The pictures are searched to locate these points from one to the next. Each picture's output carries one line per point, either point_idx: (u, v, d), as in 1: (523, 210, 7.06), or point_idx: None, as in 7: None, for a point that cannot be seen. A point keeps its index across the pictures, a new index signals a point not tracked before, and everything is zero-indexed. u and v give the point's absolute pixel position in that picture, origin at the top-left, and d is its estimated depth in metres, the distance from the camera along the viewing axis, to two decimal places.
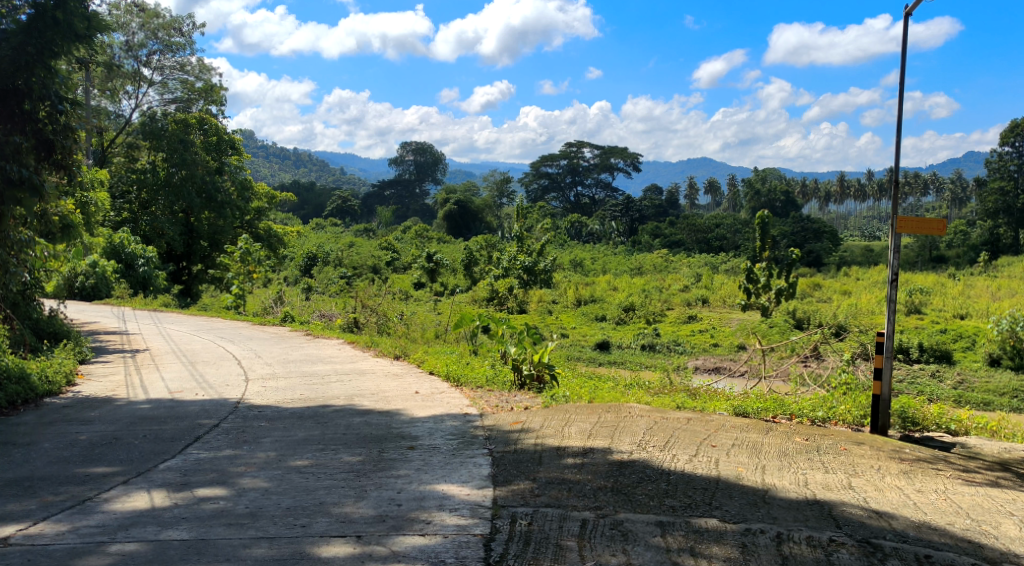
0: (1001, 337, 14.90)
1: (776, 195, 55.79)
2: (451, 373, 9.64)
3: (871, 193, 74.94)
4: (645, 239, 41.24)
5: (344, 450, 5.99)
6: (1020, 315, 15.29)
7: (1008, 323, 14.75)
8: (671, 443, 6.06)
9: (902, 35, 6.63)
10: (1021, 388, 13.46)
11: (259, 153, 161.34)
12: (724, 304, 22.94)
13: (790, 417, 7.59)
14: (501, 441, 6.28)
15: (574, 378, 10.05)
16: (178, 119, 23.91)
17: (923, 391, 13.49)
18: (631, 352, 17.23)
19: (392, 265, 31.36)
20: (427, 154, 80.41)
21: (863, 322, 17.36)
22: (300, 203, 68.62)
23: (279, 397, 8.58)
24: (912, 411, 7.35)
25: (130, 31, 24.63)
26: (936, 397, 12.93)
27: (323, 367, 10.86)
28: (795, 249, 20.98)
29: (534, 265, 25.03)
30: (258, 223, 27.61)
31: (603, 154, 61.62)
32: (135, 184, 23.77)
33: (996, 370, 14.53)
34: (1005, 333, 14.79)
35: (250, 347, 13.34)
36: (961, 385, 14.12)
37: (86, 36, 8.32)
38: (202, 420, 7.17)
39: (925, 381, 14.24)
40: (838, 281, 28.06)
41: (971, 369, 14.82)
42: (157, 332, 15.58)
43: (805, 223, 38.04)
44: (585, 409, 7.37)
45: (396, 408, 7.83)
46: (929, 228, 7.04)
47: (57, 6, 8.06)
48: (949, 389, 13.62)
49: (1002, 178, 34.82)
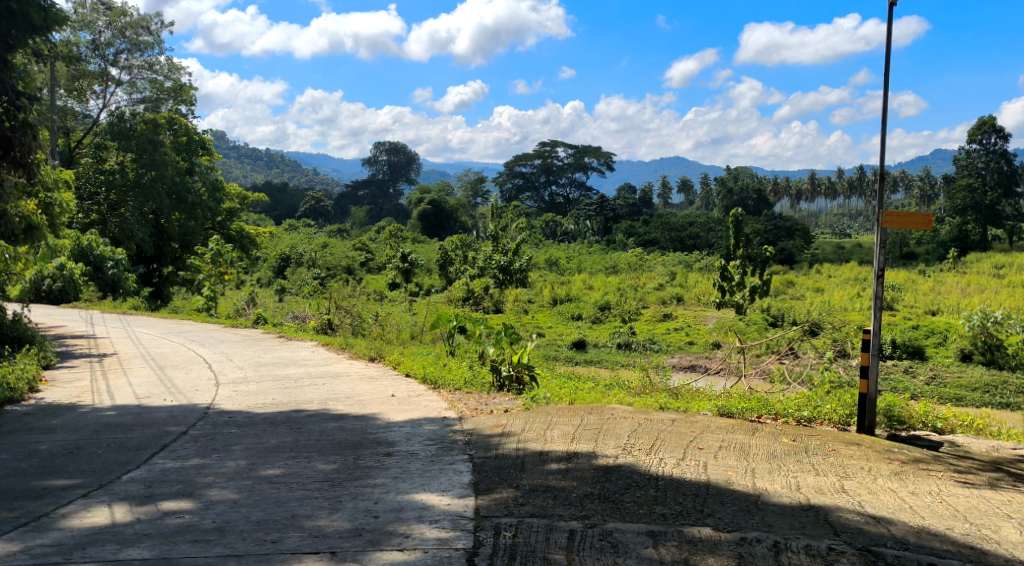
0: (972, 333, 14.92)
1: (748, 193, 56.05)
2: (429, 375, 9.39)
3: (842, 191, 75.63)
4: (620, 237, 41.26)
5: (318, 458, 5.73)
6: (992, 311, 15.32)
7: (979, 319, 14.76)
8: (658, 446, 5.88)
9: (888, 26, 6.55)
10: (993, 382, 13.48)
11: (230, 154, 159.44)
12: (699, 303, 22.93)
13: (774, 417, 7.46)
14: (481, 446, 6.06)
15: (554, 379, 9.86)
16: (148, 119, 23.49)
17: (896, 388, 13.47)
18: (608, 351, 17.08)
19: (366, 265, 31.09)
20: (400, 155, 79.76)
21: (837, 319, 17.33)
22: (272, 204, 67.72)
23: (251, 402, 8.29)
24: (897, 409, 7.27)
25: (96, 29, 24.06)
26: (909, 394, 12.96)
27: (296, 371, 10.56)
28: (768, 247, 20.86)
29: (509, 264, 24.87)
30: (229, 224, 27.11)
31: (577, 154, 61.43)
32: (104, 186, 23.13)
33: (968, 366, 14.55)
34: (976, 329, 14.81)
35: (221, 350, 12.99)
36: (934, 381, 14.12)
37: (44, 28, 8.02)
38: (169, 427, 6.89)
39: (898, 376, 14.33)
40: (812, 278, 28.19)
41: (943, 364, 14.84)
42: (125, 335, 15.16)
43: (778, 221, 38.23)
44: (566, 412, 7.18)
45: (372, 413, 7.58)
46: (914, 222, 6.93)
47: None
48: (923, 384, 13.66)
49: (970, 175, 35.20)
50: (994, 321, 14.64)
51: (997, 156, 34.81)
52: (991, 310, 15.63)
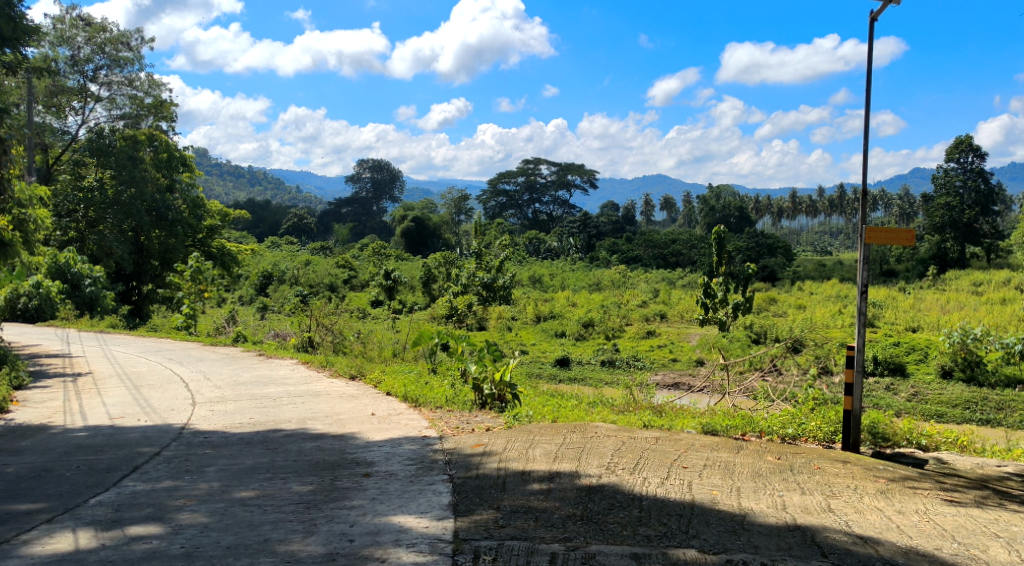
0: (952, 349, 14.95)
1: (730, 211, 56.34)
2: (410, 393, 9.26)
3: (823, 209, 76.19)
4: (603, 255, 41.29)
5: (294, 479, 5.58)
6: (972, 328, 15.36)
7: (959, 335, 14.80)
8: (641, 464, 5.78)
9: (868, 41, 6.65)
10: (974, 399, 13.49)
11: (213, 171, 158.75)
12: (682, 319, 22.91)
13: (759, 434, 7.39)
14: (462, 466, 5.94)
15: (537, 396, 9.76)
16: (127, 135, 23.33)
17: (878, 405, 13.45)
18: (591, 369, 16.99)
19: (349, 283, 30.96)
20: (384, 172, 79.59)
21: (819, 336, 17.35)
22: (255, 222, 67.29)
23: (227, 422, 8.12)
24: (882, 426, 7.22)
25: (75, 45, 23.84)
26: (891, 410, 12.94)
27: (276, 389, 10.38)
28: (750, 264, 20.90)
29: (493, 281, 24.79)
30: (210, 241, 26.84)
31: (560, 172, 61.58)
32: (82, 203, 22.80)
33: (948, 383, 14.56)
34: (956, 345, 14.84)
35: (199, 368, 12.79)
36: (915, 397, 14.14)
37: (13, 39, 8.14)
38: (142, 448, 6.72)
39: (880, 393, 14.32)
40: (794, 296, 28.28)
41: (924, 381, 14.84)
42: (102, 354, 14.89)
43: (760, 239, 38.40)
44: (549, 430, 7.08)
45: (351, 432, 7.44)
46: (898, 238, 6.93)
47: None
48: (904, 401, 13.67)
49: (948, 193, 35.54)
50: (974, 338, 14.69)
51: (974, 175, 35.17)
52: (970, 326, 15.68)
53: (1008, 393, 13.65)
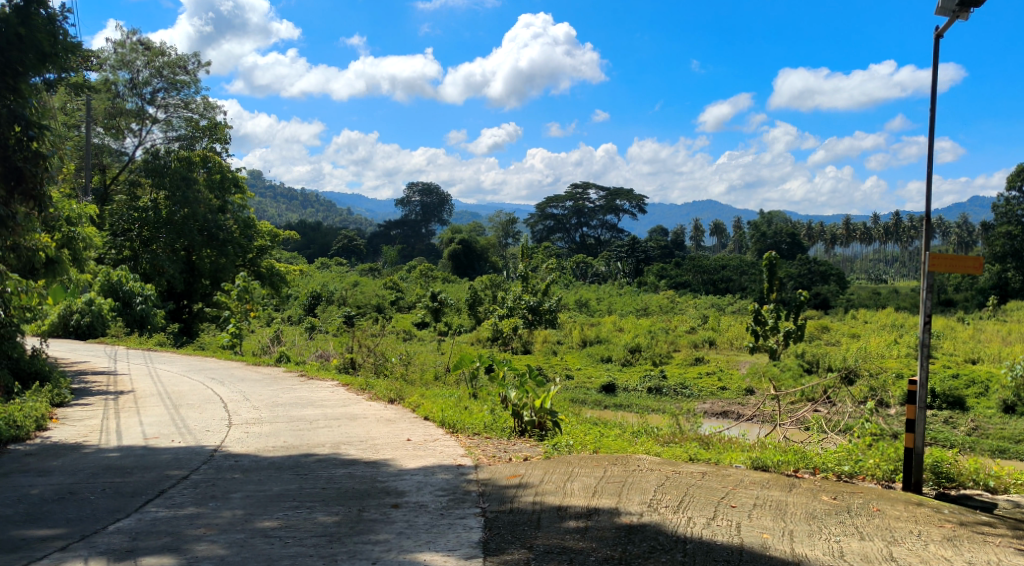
0: (1015, 383, 14.17)
1: (781, 237, 55.32)
2: (447, 418, 9.00)
3: (878, 236, 74.40)
4: (651, 280, 40.74)
5: (320, 509, 5.35)
6: None
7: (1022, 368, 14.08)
8: (686, 503, 5.42)
9: (934, 57, 6.28)
10: None
11: (267, 194, 161.89)
12: (731, 347, 22.32)
13: (812, 471, 6.94)
14: (496, 499, 5.66)
15: (579, 424, 9.41)
16: (182, 156, 23.82)
17: (937, 439, 12.76)
18: (638, 396, 16.52)
19: (396, 304, 31.04)
20: (433, 196, 80.06)
21: (874, 366, 16.66)
22: (306, 243, 68.03)
23: (260, 445, 7.98)
24: (946, 465, 6.71)
25: (135, 68, 24.44)
26: (949, 444, 12.30)
27: (313, 412, 10.23)
28: (802, 291, 20.27)
29: (539, 305, 24.49)
30: (260, 261, 27.04)
31: (609, 196, 61.21)
32: (137, 223, 23.24)
33: (1010, 418, 13.77)
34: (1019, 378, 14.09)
35: (239, 389, 12.69)
36: (975, 432, 13.45)
37: (54, 55, 8.40)
38: (171, 471, 6.59)
39: (938, 427, 13.67)
40: (847, 324, 27.41)
41: (984, 416, 14.09)
42: (147, 372, 14.96)
43: (812, 265, 37.40)
44: (589, 461, 6.75)
45: (385, 458, 7.22)
46: (965, 266, 6.47)
47: (22, 23, 8.10)
48: (963, 435, 13.00)
49: (1009, 222, 34.29)
50: None
51: None
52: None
53: None
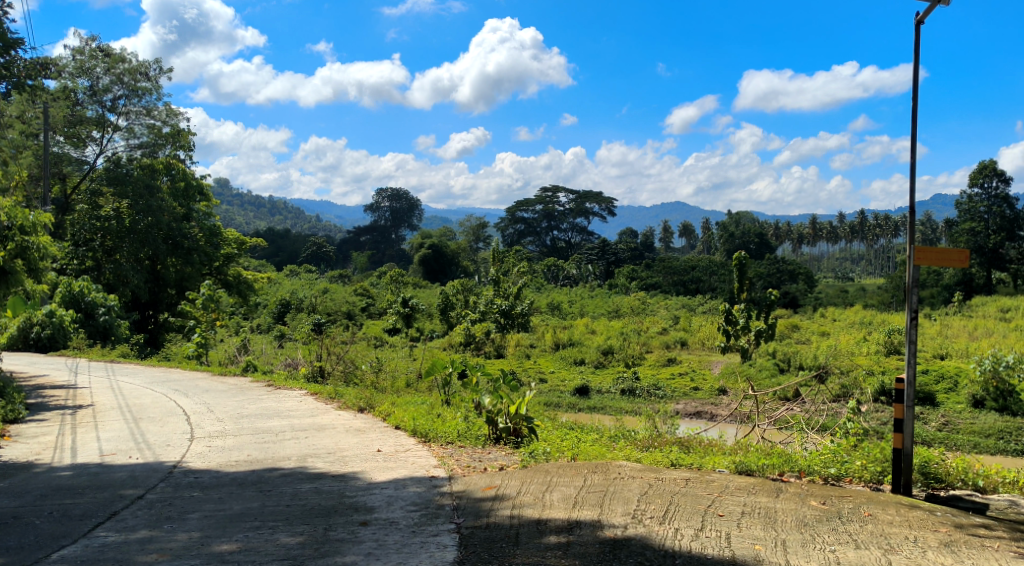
0: (983, 378, 14.09)
1: (750, 237, 55.61)
2: (420, 427, 8.65)
3: (844, 235, 75.05)
4: (622, 281, 40.56)
5: (284, 529, 5.03)
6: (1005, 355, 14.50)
7: (990, 363, 14.00)
8: (672, 513, 5.22)
9: (914, 47, 6.20)
10: (1009, 428, 12.75)
11: (233, 202, 159.66)
12: (703, 347, 22.21)
13: (798, 474, 6.71)
14: (471, 513, 5.38)
15: (555, 429, 9.13)
16: (145, 164, 23.31)
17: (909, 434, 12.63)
18: (612, 398, 16.30)
19: (367, 310, 30.63)
20: (403, 201, 79.44)
21: (846, 364, 16.62)
22: (274, 251, 67.01)
23: (223, 459, 7.61)
24: (934, 466, 6.52)
25: (94, 75, 23.71)
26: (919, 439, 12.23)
27: (279, 423, 9.84)
28: (774, 291, 19.59)
29: (511, 308, 23.52)
30: (227, 269, 26.42)
31: (578, 199, 61.11)
32: (99, 232, 22.29)
33: (980, 413, 13.72)
34: (988, 374, 14.01)
35: (203, 400, 12.24)
36: (945, 427, 13.38)
37: None
38: (125, 491, 6.20)
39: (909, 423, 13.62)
40: (816, 322, 27.47)
41: (954, 411, 14.01)
42: (107, 385, 14.41)
43: (780, 264, 37.41)
44: (568, 469, 6.48)
45: (354, 471, 6.89)
46: (950, 259, 6.33)
47: None
48: (933, 430, 12.94)
49: (972, 219, 34.32)
50: (1006, 366, 13.86)
51: (999, 200, 33.80)
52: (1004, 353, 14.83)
53: None
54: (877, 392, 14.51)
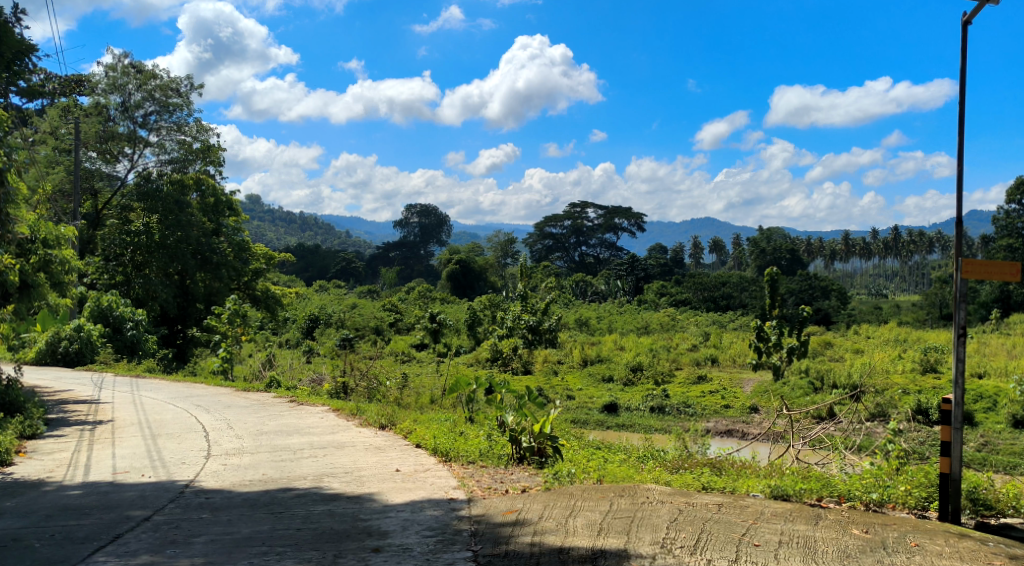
0: None
1: (781, 253, 54.88)
2: (441, 445, 8.36)
3: (877, 251, 73.80)
4: (651, 297, 39.99)
5: (290, 556, 4.89)
6: None
7: None
8: (703, 542, 4.93)
9: (962, 47, 5.91)
10: None
11: (264, 218, 161.12)
12: (734, 364, 21.72)
13: (837, 499, 6.32)
14: (490, 539, 5.13)
15: (581, 449, 8.81)
16: (175, 180, 23.36)
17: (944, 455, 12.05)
18: (640, 415, 15.92)
19: (394, 325, 30.50)
20: (432, 217, 79.59)
21: (882, 382, 16.10)
22: (304, 266, 67.25)
23: (237, 478, 7.39)
24: (983, 492, 6.07)
25: (126, 92, 23.90)
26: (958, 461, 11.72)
27: (298, 440, 9.61)
28: (806, 305, 19.06)
29: (539, 324, 23.58)
30: (255, 284, 26.38)
31: (607, 215, 60.66)
32: (130, 247, 22.43)
33: (1020, 433, 13.12)
34: None
35: (224, 416, 12.05)
36: (983, 448, 12.81)
37: None
38: (132, 512, 5.99)
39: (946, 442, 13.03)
40: (850, 340, 26.84)
41: (993, 431, 13.43)
42: (130, 400, 14.31)
43: (813, 281, 36.68)
44: (594, 493, 6.15)
45: (370, 492, 6.62)
46: (1001, 272, 5.95)
47: None
48: (971, 451, 12.39)
49: (1010, 235, 33.46)
50: None
51: None
52: None
53: None
54: (912, 412, 13.95)
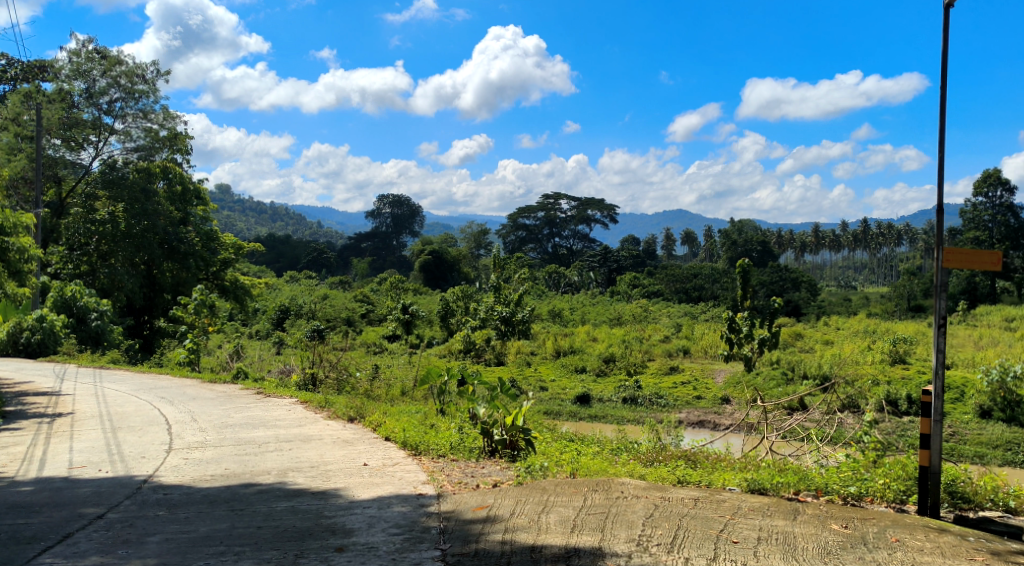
0: (990, 388, 13.54)
1: (752, 245, 55.15)
2: (410, 439, 8.12)
3: (846, 244, 74.39)
4: (624, 288, 39.90)
5: (249, 557, 4.68)
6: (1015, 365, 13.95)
7: (998, 372, 13.45)
8: (681, 539, 4.78)
9: (945, 31, 5.81)
10: (1017, 440, 12.20)
11: (234, 208, 158.94)
12: (706, 355, 21.70)
13: (815, 492, 6.19)
14: (460, 537, 4.95)
15: (553, 441, 8.63)
16: (142, 168, 22.81)
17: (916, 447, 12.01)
18: (613, 407, 15.80)
19: (366, 316, 30.11)
20: (405, 208, 78.91)
21: (852, 373, 16.16)
22: (275, 257, 66.37)
23: (198, 473, 7.12)
24: (961, 484, 5.97)
25: (91, 78, 23.23)
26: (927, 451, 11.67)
27: (264, 434, 9.34)
28: (777, 296, 19.04)
29: (512, 316, 23.40)
30: (224, 274, 25.81)
31: (580, 206, 60.53)
32: (95, 236, 21.89)
33: (987, 423, 13.15)
34: (995, 384, 13.45)
35: (189, 409, 11.71)
36: (952, 439, 12.81)
37: None
38: (84, 509, 5.71)
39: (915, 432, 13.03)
40: (820, 331, 26.95)
41: (960, 422, 13.42)
42: (92, 392, 13.89)
43: (783, 272, 36.80)
44: (567, 488, 5.96)
45: (335, 487, 6.39)
46: (982, 260, 5.85)
47: None
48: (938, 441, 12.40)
49: (976, 228, 33.59)
50: (1013, 375, 13.34)
51: (1003, 209, 33.52)
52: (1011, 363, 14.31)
53: None
54: (882, 402, 13.96)
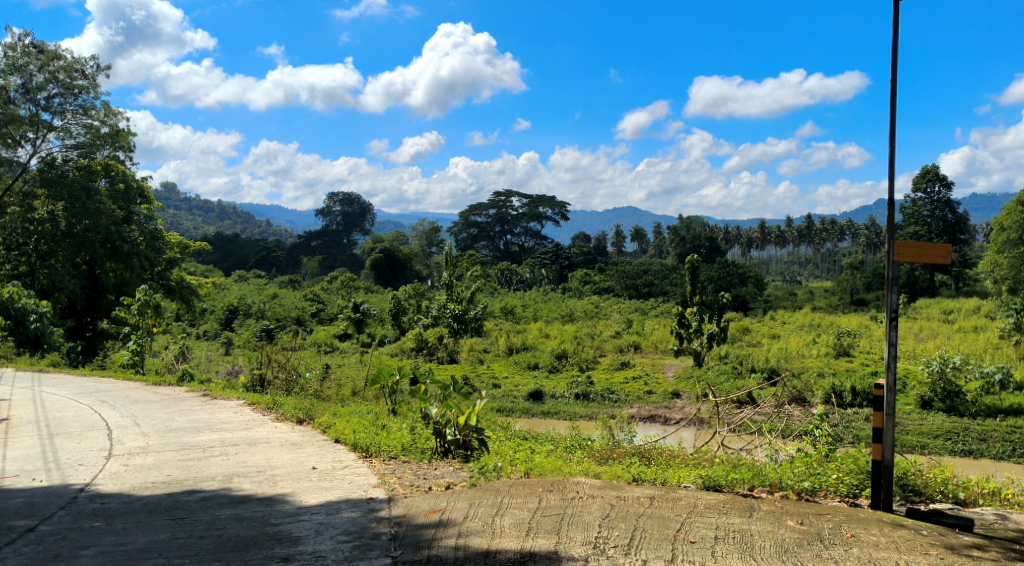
0: (931, 379, 13.79)
1: (700, 241, 55.85)
2: (360, 441, 7.92)
3: (792, 240, 75.83)
4: (575, 285, 40.00)
5: None
6: (955, 357, 14.31)
7: (938, 364, 13.73)
8: (638, 540, 4.72)
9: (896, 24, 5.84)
10: (957, 430, 12.45)
11: (179, 206, 155.52)
12: (657, 350, 21.86)
13: (769, 488, 6.14)
14: (411, 543, 4.81)
15: (507, 440, 8.51)
16: (82, 165, 22.03)
17: (860, 438, 12.21)
18: (566, 403, 15.77)
19: (317, 315, 29.63)
20: (354, 205, 78.01)
21: (799, 366, 16.42)
22: (223, 256, 65.04)
23: (139, 480, 6.83)
24: (911, 477, 6.03)
25: (27, 73, 22.34)
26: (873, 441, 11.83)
27: (209, 437, 9.05)
28: (725, 291, 19.06)
29: (465, 313, 23.24)
30: (169, 273, 25.13)
31: (531, 204, 60.55)
32: (34, 235, 21.16)
33: (928, 413, 13.34)
34: (936, 374, 13.72)
35: (131, 413, 11.31)
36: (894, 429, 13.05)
37: None
38: (14, 522, 5.40)
39: (861, 423, 13.26)
40: (767, 325, 27.39)
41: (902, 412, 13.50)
42: (28, 397, 13.33)
43: (731, 268, 37.21)
44: (521, 488, 5.84)
45: (282, 493, 6.18)
46: (931, 253, 5.89)
47: None
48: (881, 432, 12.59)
49: (915, 222, 34.65)
50: (953, 366, 13.67)
51: (941, 205, 34.52)
52: (951, 355, 14.67)
53: (991, 423, 12.65)
54: (828, 394, 14.17)
